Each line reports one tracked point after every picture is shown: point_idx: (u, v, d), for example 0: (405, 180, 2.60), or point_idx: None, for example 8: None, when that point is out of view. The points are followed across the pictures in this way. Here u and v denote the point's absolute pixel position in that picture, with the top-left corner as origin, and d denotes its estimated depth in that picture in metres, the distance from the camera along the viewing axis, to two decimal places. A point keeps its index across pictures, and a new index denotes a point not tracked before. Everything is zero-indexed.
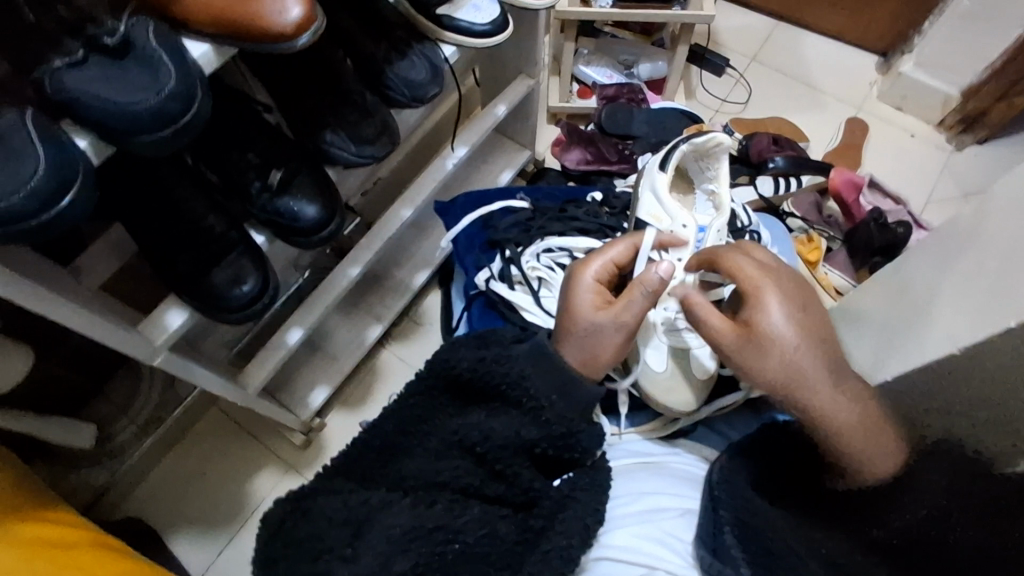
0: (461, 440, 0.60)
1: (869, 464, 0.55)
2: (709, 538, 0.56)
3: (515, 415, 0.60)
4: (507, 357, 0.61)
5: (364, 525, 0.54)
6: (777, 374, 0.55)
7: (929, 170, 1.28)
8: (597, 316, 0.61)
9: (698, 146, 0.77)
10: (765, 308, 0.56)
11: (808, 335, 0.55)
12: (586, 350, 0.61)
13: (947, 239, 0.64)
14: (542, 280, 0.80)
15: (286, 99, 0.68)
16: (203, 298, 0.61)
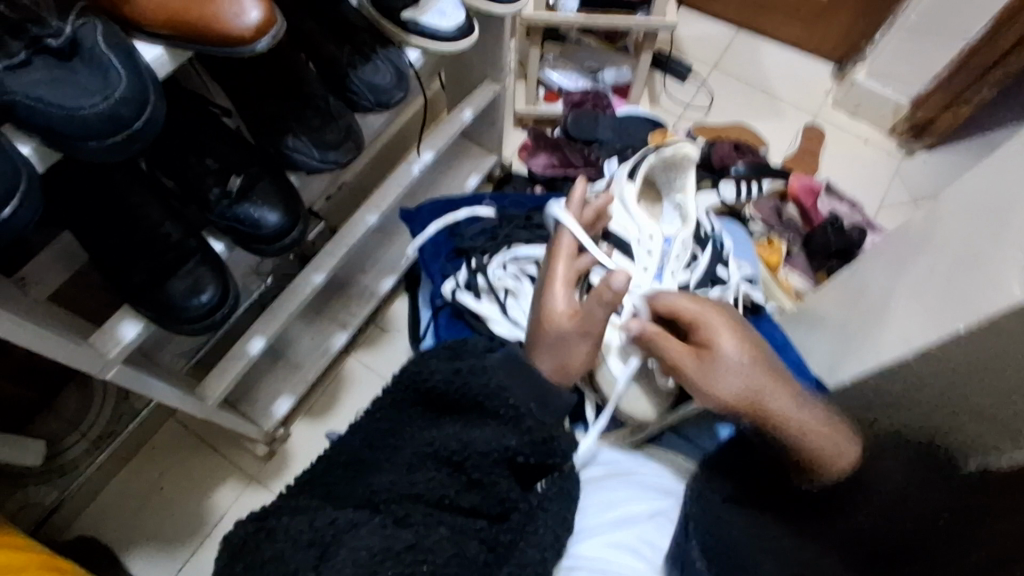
0: (435, 452, 0.60)
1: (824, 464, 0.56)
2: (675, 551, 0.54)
3: (496, 427, 0.60)
4: (487, 369, 0.62)
5: (330, 549, 0.52)
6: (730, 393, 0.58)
7: (881, 174, 1.33)
8: (565, 323, 0.65)
9: (667, 157, 0.80)
10: (709, 324, 0.62)
11: (747, 345, 0.60)
12: (557, 359, 0.64)
13: (901, 240, 0.65)
14: (515, 290, 0.81)
15: (244, 103, 0.66)
16: (159, 309, 0.59)
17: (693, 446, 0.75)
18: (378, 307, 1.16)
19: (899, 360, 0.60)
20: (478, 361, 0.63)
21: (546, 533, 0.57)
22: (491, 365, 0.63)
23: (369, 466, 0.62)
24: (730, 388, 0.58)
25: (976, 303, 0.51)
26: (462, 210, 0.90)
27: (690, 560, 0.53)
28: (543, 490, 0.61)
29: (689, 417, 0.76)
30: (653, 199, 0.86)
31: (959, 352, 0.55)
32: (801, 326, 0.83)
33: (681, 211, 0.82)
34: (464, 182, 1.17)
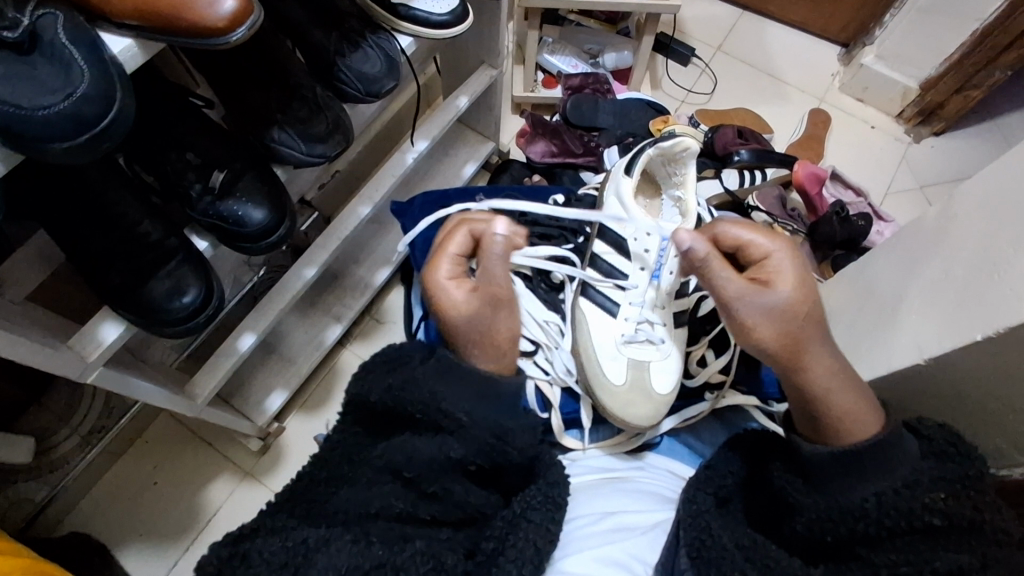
0: (393, 466, 0.58)
1: (849, 429, 0.54)
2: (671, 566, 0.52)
3: (437, 434, 0.58)
4: (409, 382, 0.58)
5: (301, 568, 0.50)
6: (773, 330, 0.56)
7: (888, 162, 1.29)
8: (461, 298, 0.63)
9: (666, 150, 0.74)
10: (775, 264, 0.59)
11: (809, 292, 0.57)
12: (479, 342, 0.61)
13: (912, 237, 0.62)
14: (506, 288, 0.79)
15: (226, 93, 0.63)
16: (138, 311, 0.56)
17: (693, 452, 0.73)
18: (373, 299, 1.14)
19: (908, 364, 0.57)
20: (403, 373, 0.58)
21: (524, 545, 0.53)
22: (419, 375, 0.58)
23: (346, 481, 0.59)
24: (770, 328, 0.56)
25: (994, 309, 0.49)
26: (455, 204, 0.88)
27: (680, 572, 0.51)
28: (530, 496, 0.56)
29: (688, 422, 0.74)
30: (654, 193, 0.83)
31: (973, 362, 0.52)
32: None
33: (682, 206, 0.78)
34: (460, 171, 1.14)
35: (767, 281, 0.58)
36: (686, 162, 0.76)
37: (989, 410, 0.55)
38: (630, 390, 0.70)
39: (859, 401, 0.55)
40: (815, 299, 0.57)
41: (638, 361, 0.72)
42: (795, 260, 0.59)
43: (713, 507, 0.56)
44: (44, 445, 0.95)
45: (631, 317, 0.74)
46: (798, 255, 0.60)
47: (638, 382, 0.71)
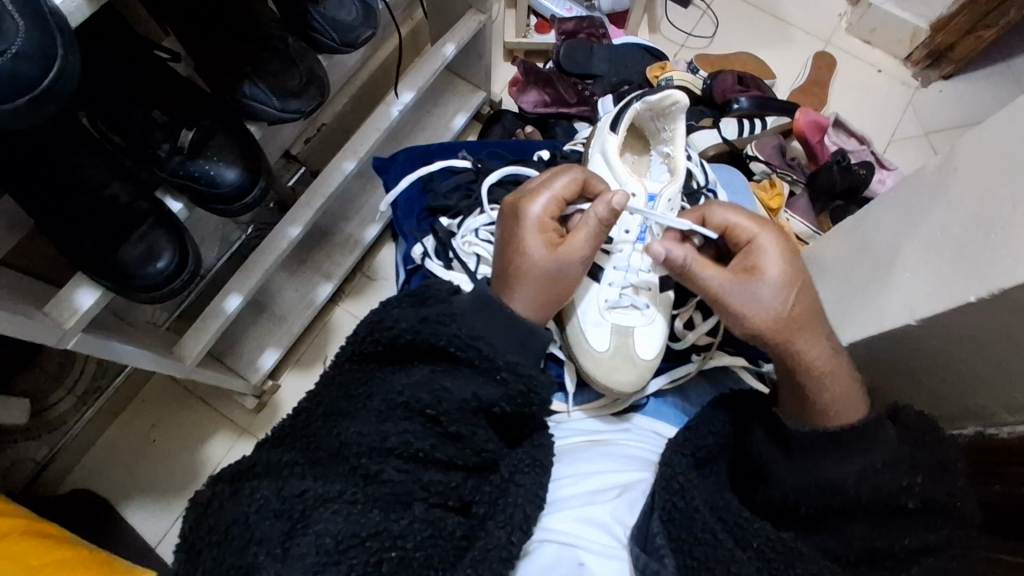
0: (405, 401, 0.57)
1: (831, 408, 0.56)
2: (649, 531, 0.53)
3: (470, 374, 0.58)
4: (455, 316, 0.59)
5: (300, 522, 0.51)
6: (764, 317, 0.58)
7: (893, 107, 1.25)
8: (544, 259, 0.63)
9: (653, 104, 0.73)
10: (765, 249, 0.61)
11: (798, 278, 0.59)
12: (537, 297, 0.63)
13: (910, 191, 0.60)
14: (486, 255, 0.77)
15: (191, 45, 0.60)
16: (110, 276, 0.55)
17: (679, 411, 0.73)
18: (363, 257, 1.12)
19: (898, 325, 0.56)
20: (444, 307, 0.59)
21: (514, 512, 0.54)
22: (458, 310, 0.59)
23: (345, 415, 0.59)
24: (756, 318, 0.58)
25: (989, 271, 0.47)
26: (437, 163, 0.85)
27: (653, 537, 0.52)
28: (515, 461, 0.58)
29: (677, 383, 0.74)
30: (644, 150, 0.81)
31: (966, 323, 0.51)
32: None
33: (670, 163, 0.77)
34: (449, 124, 1.10)
35: (756, 266, 0.60)
36: (675, 117, 0.75)
37: (980, 370, 0.54)
38: (613, 357, 0.69)
39: (842, 384, 0.57)
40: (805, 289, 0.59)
41: (622, 326, 0.71)
42: (782, 242, 0.61)
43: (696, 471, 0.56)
44: (39, 406, 0.96)
45: (615, 283, 0.73)
46: (785, 242, 0.61)
47: (620, 348, 0.70)
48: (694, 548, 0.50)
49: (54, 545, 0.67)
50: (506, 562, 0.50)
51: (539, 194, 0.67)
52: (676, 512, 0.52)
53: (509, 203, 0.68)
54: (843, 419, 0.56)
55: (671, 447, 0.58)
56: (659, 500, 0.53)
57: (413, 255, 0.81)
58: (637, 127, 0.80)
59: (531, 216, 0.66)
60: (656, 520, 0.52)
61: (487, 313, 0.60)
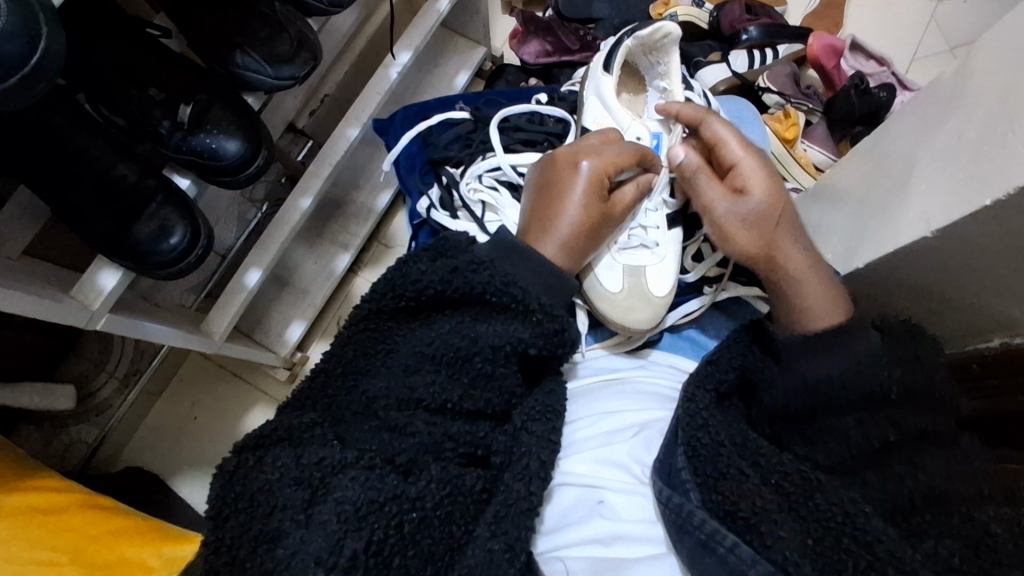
0: (433, 353, 0.60)
1: (808, 317, 0.61)
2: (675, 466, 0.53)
3: (505, 320, 0.61)
4: (485, 264, 0.61)
5: (320, 490, 0.53)
6: (751, 235, 0.64)
7: (914, 23, 1.19)
8: (590, 203, 0.65)
9: (645, 39, 0.75)
10: (743, 171, 0.66)
11: (781, 198, 0.65)
12: (569, 240, 0.64)
13: (928, 101, 0.57)
14: (492, 201, 0.77)
15: (181, 18, 0.60)
16: (127, 255, 0.57)
17: (693, 344, 0.73)
18: (378, 224, 1.13)
19: (916, 239, 0.54)
20: (472, 256, 0.61)
21: (529, 461, 0.54)
22: (486, 258, 0.61)
23: (366, 372, 0.62)
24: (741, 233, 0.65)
25: (1008, 170, 0.45)
26: (433, 117, 0.86)
27: (677, 470, 0.52)
28: (528, 409, 0.59)
29: (691, 318, 0.74)
30: (639, 88, 0.82)
31: (986, 231, 0.49)
32: (813, 204, 0.76)
33: (667, 96, 0.78)
34: (452, 83, 1.08)
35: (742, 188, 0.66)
36: (666, 49, 0.76)
37: (1007, 279, 0.53)
38: (629, 296, 0.69)
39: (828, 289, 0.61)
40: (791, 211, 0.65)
41: (634, 266, 0.71)
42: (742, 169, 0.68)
43: (720, 411, 0.55)
44: (85, 391, 1.00)
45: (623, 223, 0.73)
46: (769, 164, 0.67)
47: (635, 287, 0.70)
48: (718, 482, 0.50)
49: (108, 516, 0.71)
50: (524, 517, 0.52)
51: (594, 153, 0.67)
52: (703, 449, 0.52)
53: (564, 155, 0.68)
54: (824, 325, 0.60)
55: (688, 380, 0.58)
56: (684, 434, 0.53)
57: (417, 210, 0.83)
58: (630, 69, 0.81)
59: (585, 170, 0.66)
60: (681, 454, 0.52)
61: (512, 263, 0.62)
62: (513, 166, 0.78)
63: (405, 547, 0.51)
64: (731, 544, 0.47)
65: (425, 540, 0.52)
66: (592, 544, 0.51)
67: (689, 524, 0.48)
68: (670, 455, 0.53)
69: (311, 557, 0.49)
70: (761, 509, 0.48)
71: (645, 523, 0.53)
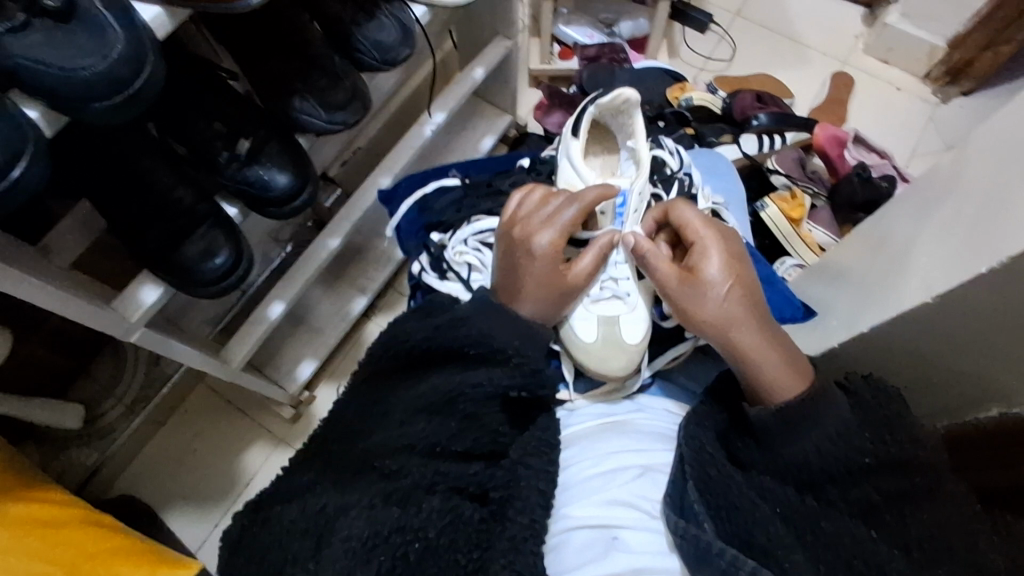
0: (425, 402, 0.62)
1: (774, 389, 0.58)
2: (684, 504, 0.54)
3: (485, 367, 0.63)
4: (464, 320, 0.64)
5: (323, 536, 0.53)
6: (713, 311, 0.60)
7: (912, 122, 1.27)
8: (546, 274, 0.67)
9: (606, 105, 0.79)
10: (701, 249, 0.63)
11: (740, 282, 0.61)
12: (533, 305, 0.67)
13: (928, 187, 0.62)
14: (476, 263, 0.83)
15: (249, 64, 0.66)
16: (174, 272, 0.61)
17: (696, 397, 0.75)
18: (396, 271, 1.17)
19: (912, 305, 0.58)
20: (451, 314, 0.65)
21: (529, 493, 0.59)
22: (467, 313, 0.65)
23: (367, 428, 0.63)
24: (717, 313, 0.60)
25: (997, 243, 0.49)
26: (430, 182, 0.92)
27: (689, 503, 0.53)
28: (522, 446, 0.63)
29: (677, 361, 0.76)
30: (613, 148, 0.86)
31: (980, 298, 0.52)
32: (818, 281, 0.80)
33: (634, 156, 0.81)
34: (478, 145, 1.16)
35: (695, 266, 0.63)
36: (629, 112, 0.80)
37: (1001, 347, 0.56)
38: (603, 346, 0.71)
39: (793, 359, 0.59)
40: (745, 278, 0.62)
41: (607, 316, 0.72)
42: (730, 245, 0.64)
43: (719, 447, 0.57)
44: (93, 413, 1.01)
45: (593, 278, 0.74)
46: (724, 238, 0.64)
47: (608, 337, 0.72)
48: (735, 516, 0.51)
49: (110, 532, 0.71)
50: None
51: (546, 224, 0.69)
52: (714, 483, 0.53)
53: (516, 231, 0.69)
54: (788, 395, 0.57)
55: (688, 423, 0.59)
56: (692, 469, 0.54)
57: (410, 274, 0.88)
58: (600, 128, 0.85)
59: (541, 244, 0.67)
60: (693, 489, 0.53)
61: (493, 313, 0.64)
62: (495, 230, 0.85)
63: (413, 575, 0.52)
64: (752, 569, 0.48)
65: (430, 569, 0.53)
66: None
67: (708, 560, 0.50)
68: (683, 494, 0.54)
69: None
70: (777, 554, 0.49)
71: (661, 556, 0.54)
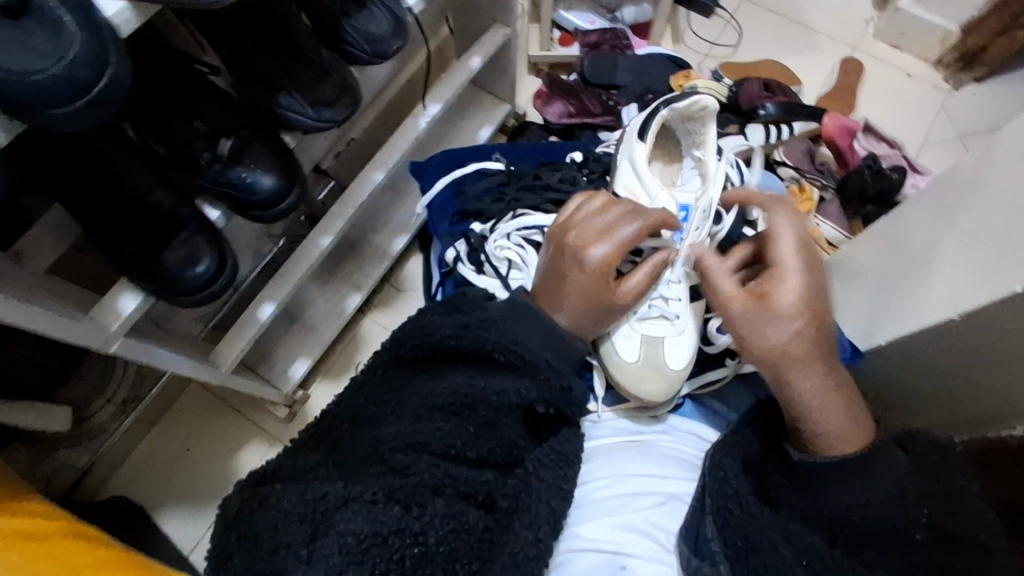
0: (444, 403, 0.60)
1: (827, 443, 0.56)
2: (700, 539, 0.53)
3: (512, 377, 0.61)
4: (488, 323, 0.62)
5: (321, 525, 0.51)
6: (778, 342, 0.56)
7: (924, 110, 1.23)
8: (594, 294, 0.64)
9: (681, 110, 0.76)
10: (779, 275, 0.58)
11: (816, 319, 0.57)
12: (573, 320, 0.64)
13: (946, 187, 0.59)
14: (519, 261, 0.78)
15: (230, 58, 0.62)
16: (154, 280, 0.57)
17: (703, 407, 0.73)
18: (393, 266, 1.13)
19: (941, 320, 0.55)
20: (484, 314, 0.63)
21: (538, 508, 0.55)
22: (497, 317, 0.62)
23: (370, 424, 0.62)
24: (768, 342, 0.57)
25: None
26: (469, 167, 0.89)
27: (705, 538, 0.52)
28: (541, 456, 0.60)
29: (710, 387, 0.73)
30: (674, 154, 0.83)
31: (1008, 312, 0.50)
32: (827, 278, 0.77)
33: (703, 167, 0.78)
34: (476, 136, 1.12)
35: (766, 291, 0.58)
36: (704, 123, 0.77)
37: None
38: (643, 367, 0.69)
39: (852, 417, 0.57)
40: (823, 313, 0.58)
41: (652, 337, 0.70)
42: (813, 278, 0.59)
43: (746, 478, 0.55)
44: (81, 414, 0.98)
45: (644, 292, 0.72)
46: (813, 269, 0.59)
47: (651, 358, 0.69)
48: (751, 554, 0.50)
49: (95, 544, 0.69)
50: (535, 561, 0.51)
51: (607, 237, 0.65)
52: (731, 515, 0.52)
53: (570, 239, 0.65)
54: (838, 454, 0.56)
55: (717, 448, 0.57)
56: (712, 501, 0.53)
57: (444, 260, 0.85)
58: (666, 132, 0.82)
59: (598, 257, 0.64)
60: (710, 525, 0.52)
61: (530, 323, 0.62)
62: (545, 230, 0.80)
63: None
64: None
65: None
66: None
67: None
68: (698, 523, 0.53)
69: None
70: None
71: None
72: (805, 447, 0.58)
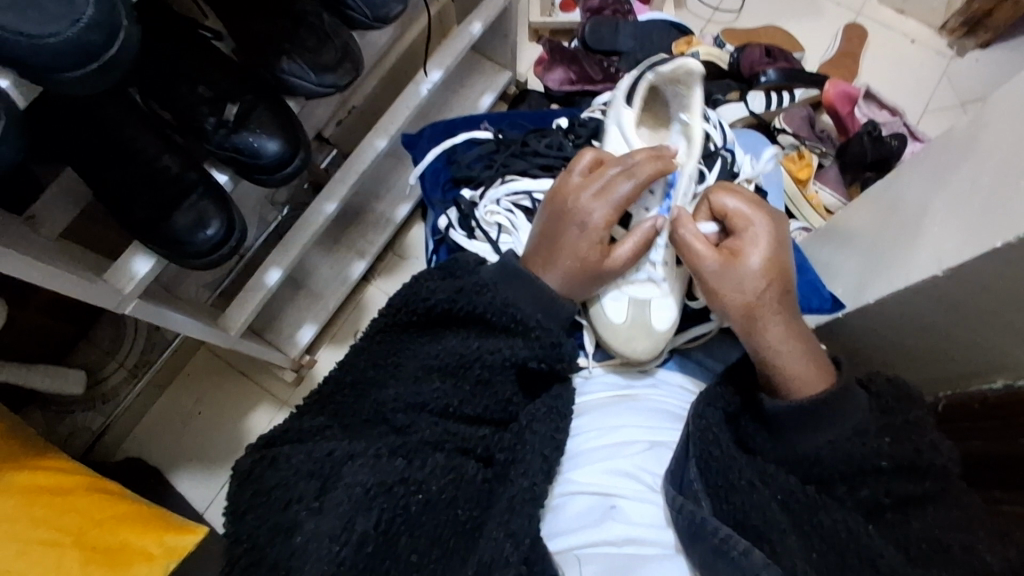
0: (440, 363, 0.63)
1: (795, 386, 0.58)
2: (683, 481, 0.55)
3: (505, 338, 0.64)
4: (487, 286, 0.64)
5: (331, 479, 0.55)
6: (740, 295, 0.60)
7: (925, 76, 1.23)
8: (587, 255, 0.65)
9: (667, 74, 0.76)
10: (752, 232, 0.62)
11: (776, 268, 0.61)
12: (565, 283, 0.66)
13: (944, 148, 0.60)
14: (510, 224, 0.80)
15: (232, 24, 0.63)
16: (164, 244, 0.59)
17: (696, 366, 0.75)
18: (395, 234, 1.15)
19: (926, 277, 0.57)
20: (476, 278, 0.64)
21: (532, 459, 0.58)
22: (489, 280, 0.64)
23: (372, 387, 0.63)
24: (732, 299, 0.61)
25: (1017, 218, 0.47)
26: (458, 136, 0.90)
27: (688, 481, 0.54)
28: (533, 411, 0.62)
29: (697, 340, 0.76)
30: (660, 117, 0.84)
31: (993, 271, 0.51)
32: (825, 244, 0.79)
33: (687, 130, 0.80)
34: (476, 103, 1.12)
35: (735, 250, 0.62)
36: (690, 86, 0.78)
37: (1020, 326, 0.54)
38: (631, 326, 0.70)
39: (815, 356, 0.60)
40: (786, 265, 0.61)
41: (639, 299, 0.71)
42: (776, 230, 0.63)
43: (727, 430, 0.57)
44: (94, 379, 1.01)
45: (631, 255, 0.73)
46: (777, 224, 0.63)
47: (638, 318, 0.70)
48: (728, 494, 0.53)
49: (116, 497, 0.72)
50: (531, 505, 0.54)
51: (604, 198, 0.65)
52: (713, 461, 0.54)
53: (565, 202, 0.66)
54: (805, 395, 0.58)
55: (700, 404, 0.59)
56: (693, 446, 0.55)
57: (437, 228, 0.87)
58: (653, 96, 0.83)
59: (591, 219, 0.64)
60: (693, 468, 0.54)
61: (516, 283, 0.64)
62: (534, 193, 0.81)
63: (411, 527, 0.52)
64: (745, 550, 0.48)
65: (429, 523, 0.53)
66: (607, 545, 0.52)
67: (702, 533, 0.50)
68: (682, 470, 0.55)
69: (327, 538, 0.50)
70: (770, 522, 0.50)
71: (657, 530, 0.54)
72: (773, 391, 0.60)
